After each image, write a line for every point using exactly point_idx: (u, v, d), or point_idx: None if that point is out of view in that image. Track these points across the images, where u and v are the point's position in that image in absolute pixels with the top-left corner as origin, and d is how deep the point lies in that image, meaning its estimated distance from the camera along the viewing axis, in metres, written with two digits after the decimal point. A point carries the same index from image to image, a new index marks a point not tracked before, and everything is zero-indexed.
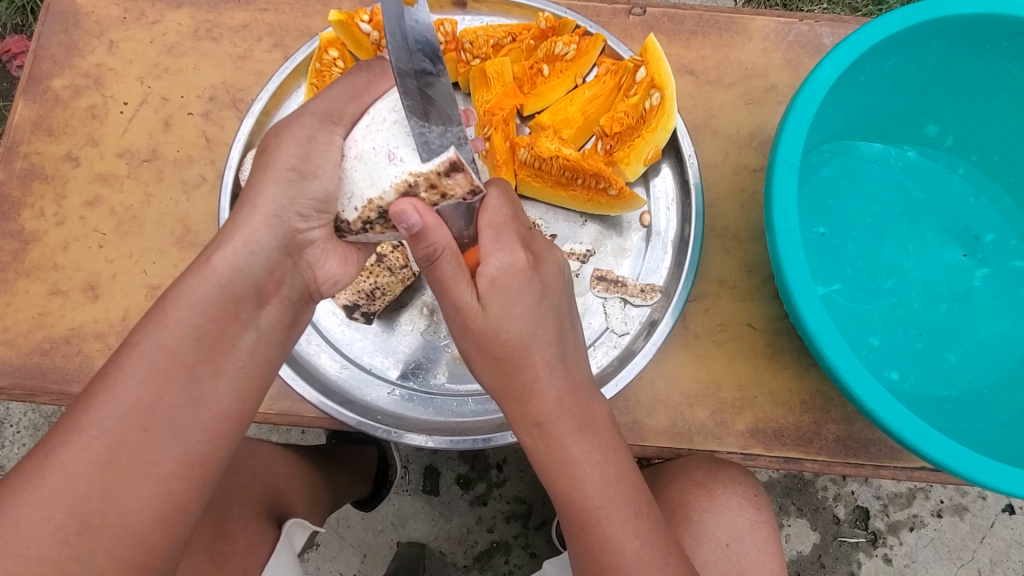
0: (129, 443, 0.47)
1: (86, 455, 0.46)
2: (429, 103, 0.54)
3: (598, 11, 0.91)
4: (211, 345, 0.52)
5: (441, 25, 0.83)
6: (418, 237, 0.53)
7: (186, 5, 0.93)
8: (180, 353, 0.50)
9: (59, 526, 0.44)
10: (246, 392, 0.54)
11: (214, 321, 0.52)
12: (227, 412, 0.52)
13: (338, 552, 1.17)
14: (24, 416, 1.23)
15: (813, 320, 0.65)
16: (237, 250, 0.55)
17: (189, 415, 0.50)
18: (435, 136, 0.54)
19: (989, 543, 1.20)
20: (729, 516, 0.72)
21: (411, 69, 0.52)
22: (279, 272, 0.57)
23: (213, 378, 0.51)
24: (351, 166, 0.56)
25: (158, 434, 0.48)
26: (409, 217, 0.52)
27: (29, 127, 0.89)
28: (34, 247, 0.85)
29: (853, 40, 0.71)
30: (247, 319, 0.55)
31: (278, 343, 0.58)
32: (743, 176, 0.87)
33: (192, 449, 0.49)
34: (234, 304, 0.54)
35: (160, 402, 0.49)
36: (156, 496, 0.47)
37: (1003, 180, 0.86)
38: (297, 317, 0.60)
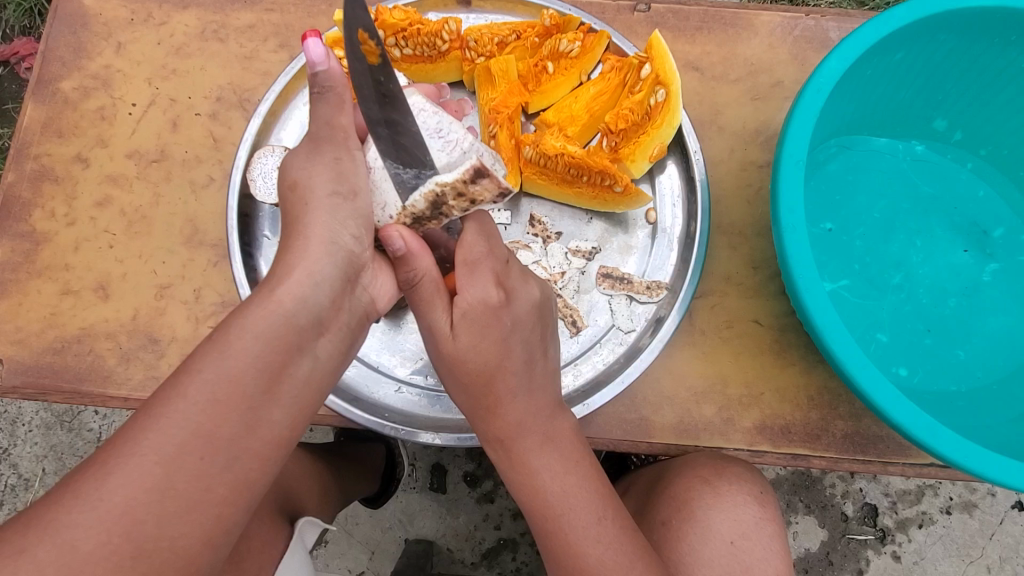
0: (186, 468, 0.44)
1: (142, 479, 0.42)
2: (401, 150, 0.57)
3: (602, 7, 0.91)
4: (266, 369, 0.48)
5: (446, 23, 0.81)
6: (401, 259, 0.56)
7: (192, 6, 0.93)
8: (244, 385, 0.47)
9: (115, 551, 0.41)
10: (297, 418, 0.51)
11: (274, 348, 0.49)
12: (279, 438, 0.49)
13: (347, 549, 1.18)
14: (36, 416, 1.25)
15: (822, 316, 0.65)
16: (296, 278, 0.53)
17: (245, 442, 0.47)
18: (412, 176, 0.58)
19: (998, 540, 1.19)
20: (735, 513, 0.72)
21: (381, 120, 0.55)
22: (337, 302, 0.55)
23: (269, 407, 0.49)
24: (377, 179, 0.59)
25: (215, 461, 0.45)
26: (394, 241, 0.55)
27: (38, 128, 0.90)
28: (45, 247, 0.86)
29: (860, 34, 0.70)
30: (305, 347, 0.52)
31: (331, 371, 0.55)
32: (748, 172, 0.86)
33: (245, 475, 0.46)
34: (297, 337, 0.51)
35: (220, 432, 0.45)
36: (206, 521, 0.44)
37: (1013, 173, 0.86)
38: (352, 344, 0.58)
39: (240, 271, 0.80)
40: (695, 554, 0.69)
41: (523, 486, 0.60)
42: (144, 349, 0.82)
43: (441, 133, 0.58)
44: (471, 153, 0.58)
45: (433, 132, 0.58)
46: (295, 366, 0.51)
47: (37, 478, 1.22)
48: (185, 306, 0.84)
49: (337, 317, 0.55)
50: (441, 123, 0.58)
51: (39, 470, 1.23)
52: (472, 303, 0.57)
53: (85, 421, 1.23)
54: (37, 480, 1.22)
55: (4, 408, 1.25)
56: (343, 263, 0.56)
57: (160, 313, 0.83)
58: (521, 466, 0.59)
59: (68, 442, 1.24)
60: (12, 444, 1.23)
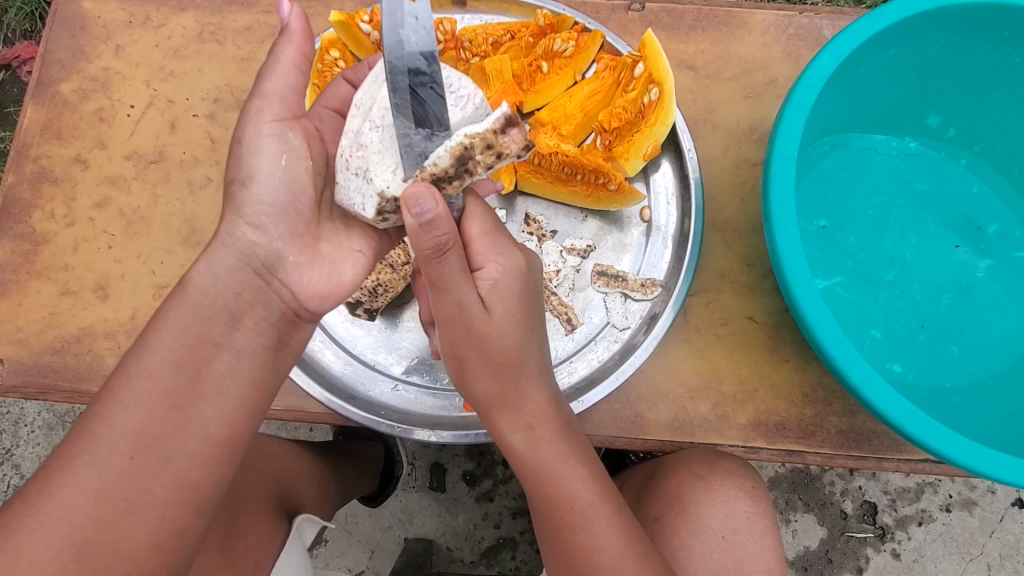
0: (117, 470, 0.48)
1: (81, 482, 0.47)
2: (420, 104, 0.54)
3: (597, 7, 0.92)
4: (183, 366, 0.52)
5: (441, 23, 0.82)
6: (428, 228, 0.51)
7: (190, 9, 0.94)
8: (161, 382, 0.51)
9: (57, 554, 0.46)
10: (237, 418, 0.54)
11: (186, 345, 0.53)
12: (216, 436, 0.52)
13: (346, 548, 1.18)
14: (38, 416, 1.25)
15: (813, 312, 0.65)
16: (208, 279, 0.55)
17: (175, 441, 0.50)
18: (421, 139, 0.55)
19: (998, 537, 1.19)
20: (727, 509, 0.72)
21: (408, 68, 0.53)
22: (249, 294, 0.56)
23: (198, 404, 0.52)
24: (368, 158, 0.56)
25: (146, 461, 0.49)
26: (425, 204, 0.50)
27: (38, 130, 0.91)
28: (45, 248, 0.87)
29: (851, 31, 0.71)
30: (225, 343, 0.54)
31: (263, 366, 0.57)
32: (743, 169, 0.87)
33: (183, 476, 0.50)
34: (210, 333, 0.54)
35: (148, 431, 0.50)
36: (149, 522, 0.48)
37: (1007, 170, 0.86)
38: (284, 338, 0.59)
39: None
40: (687, 549, 0.70)
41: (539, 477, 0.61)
42: None
43: (450, 90, 0.57)
44: (484, 108, 0.58)
45: (442, 89, 0.57)
46: (218, 361, 0.54)
47: (39, 478, 1.23)
48: None
49: (254, 310, 0.56)
50: (450, 81, 0.58)
51: (42, 469, 1.23)
52: (500, 273, 0.58)
53: (86, 420, 1.24)
54: None
55: (6, 408, 1.26)
56: (245, 257, 0.57)
57: None
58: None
59: (70, 442, 1.24)
60: (15, 444, 1.24)
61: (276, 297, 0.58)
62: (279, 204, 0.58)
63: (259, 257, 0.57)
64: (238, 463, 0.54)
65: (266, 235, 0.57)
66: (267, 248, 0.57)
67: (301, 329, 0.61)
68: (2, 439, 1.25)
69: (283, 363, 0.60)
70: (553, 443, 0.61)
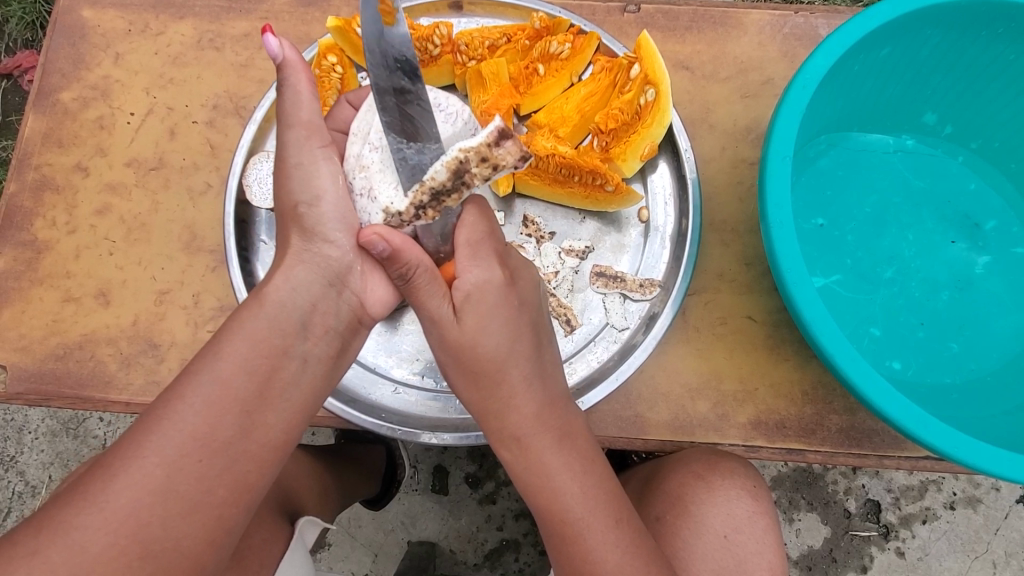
0: (186, 470, 0.49)
1: (147, 482, 0.48)
2: (410, 121, 0.56)
3: (592, 9, 0.92)
4: (255, 373, 0.54)
5: (437, 28, 0.83)
6: (389, 259, 0.55)
7: (188, 16, 0.95)
8: (235, 388, 0.52)
9: (122, 551, 0.46)
10: (291, 422, 0.56)
11: (261, 352, 0.54)
12: (273, 441, 0.54)
13: (350, 551, 1.18)
14: (42, 423, 1.26)
15: (810, 309, 0.66)
16: (281, 288, 0.57)
17: (241, 445, 0.52)
18: (414, 152, 0.57)
19: (1003, 535, 1.19)
20: (728, 508, 0.72)
21: (392, 87, 0.55)
22: (322, 306, 0.59)
23: (263, 410, 0.53)
24: (369, 177, 0.59)
25: (213, 464, 0.50)
26: (378, 244, 0.53)
27: (39, 139, 0.91)
28: (47, 255, 0.87)
29: (845, 30, 0.71)
30: (292, 352, 0.56)
31: (323, 374, 0.59)
32: (740, 169, 0.87)
33: (242, 477, 0.51)
34: (281, 341, 0.56)
35: (217, 436, 0.50)
36: (207, 520, 0.49)
37: (1004, 166, 0.86)
38: (345, 345, 0.61)
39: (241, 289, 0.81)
40: (689, 549, 0.70)
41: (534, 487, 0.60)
42: (144, 354, 0.83)
43: (440, 106, 0.63)
44: (469, 124, 0.63)
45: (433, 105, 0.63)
46: (285, 370, 0.56)
47: (44, 485, 1.23)
48: (185, 311, 0.85)
49: (324, 320, 0.59)
50: (439, 102, 0.63)
51: (46, 477, 1.24)
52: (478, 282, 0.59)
53: (90, 427, 1.24)
54: (43, 486, 1.24)
55: (10, 416, 1.26)
56: (321, 269, 0.59)
57: (160, 319, 0.85)
58: (520, 467, 0.60)
59: (74, 449, 1.25)
60: (19, 452, 1.25)
61: (345, 306, 0.61)
62: (348, 219, 0.60)
63: (333, 268, 0.60)
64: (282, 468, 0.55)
65: (340, 247, 0.60)
66: (341, 260, 0.60)
67: (359, 337, 0.64)
68: (7, 446, 1.25)
69: (339, 371, 0.62)
70: (566, 444, 0.60)
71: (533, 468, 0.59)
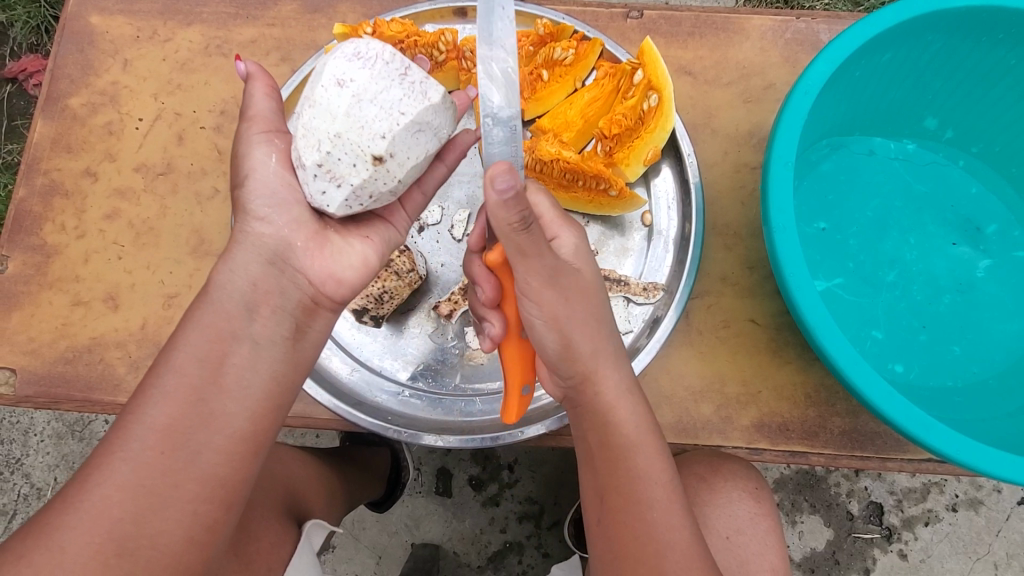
0: (151, 466, 0.50)
1: (115, 479, 0.49)
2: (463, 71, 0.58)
3: (595, 15, 0.93)
4: (206, 360, 0.55)
5: (442, 34, 0.83)
6: (512, 204, 0.50)
7: (196, 23, 0.96)
8: (189, 376, 0.54)
9: (98, 549, 0.48)
10: (256, 411, 0.56)
11: (211, 339, 0.56)
12: (243, 432, 0.55)
13: (354, 553, 1.19)
14: (47, 425, 1.27)
15: (812, 313, 0.66)
16: (225, 272, 0.59)
17: (202, 436, 0.53)
18: (458, 99, 0.57)
19: (1005, 536, 1.19)
20: (730, 509, 0.73)
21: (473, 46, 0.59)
22: (264, 284, 0.59)
23: (221, 399, 0.54)
24: (298, 146, 0.61)
25: (176, 456, 0.51)
26: (504, 180, 0.49)
27: (48, 144, 0.92)
28: (56, 260, 0.88)
29: (848, 35, 0.72)
30: (241, 334, 0.57)
31: (280, 358, 0.59)
32: (742, 174, 0.88)
33: (211, 471, 0.52)
34: (230, 325, 0.57)
35: (176, 426, 0.52)
36: (181, 516, 0.51)
37: (1006, 171, 0.87)
38: (300, 327, 0.61)
39: None
40: None
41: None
42: (152, 357, 0.84)
43: (359, 55, 0.60)
44: (392, 62, 0.60)
45: (351, 56, 0.60)
46: (237, 353, 0.56)
47: (50, 487, 1.24)
48: None
49: (268, 299, 0.59)
50: (357, 48, 0.61)
51: (52, 479, 1.25)
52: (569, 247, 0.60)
53: (96, 430, 1.25)
54: (49, 488, 1.24)
55: (15, 418, 1.27)
56: (258, 249, 0.60)
57: (168, 322, 0.85)
58: None
59: (80, 451, 1.25)
60: (25, 454, 1.26)
61: (291, 285, 0.61)
62: (278, 194, 0.61)
63: (270, 245, 0.61)
64: (263, 456, 0.57)
65: (273, 223, 0.61)
66: (275, 237, 0.61)
67: (320, 319, 0.63)
68: (13, 449, 1.26)
69: (301, 353, 0.62)
70: None
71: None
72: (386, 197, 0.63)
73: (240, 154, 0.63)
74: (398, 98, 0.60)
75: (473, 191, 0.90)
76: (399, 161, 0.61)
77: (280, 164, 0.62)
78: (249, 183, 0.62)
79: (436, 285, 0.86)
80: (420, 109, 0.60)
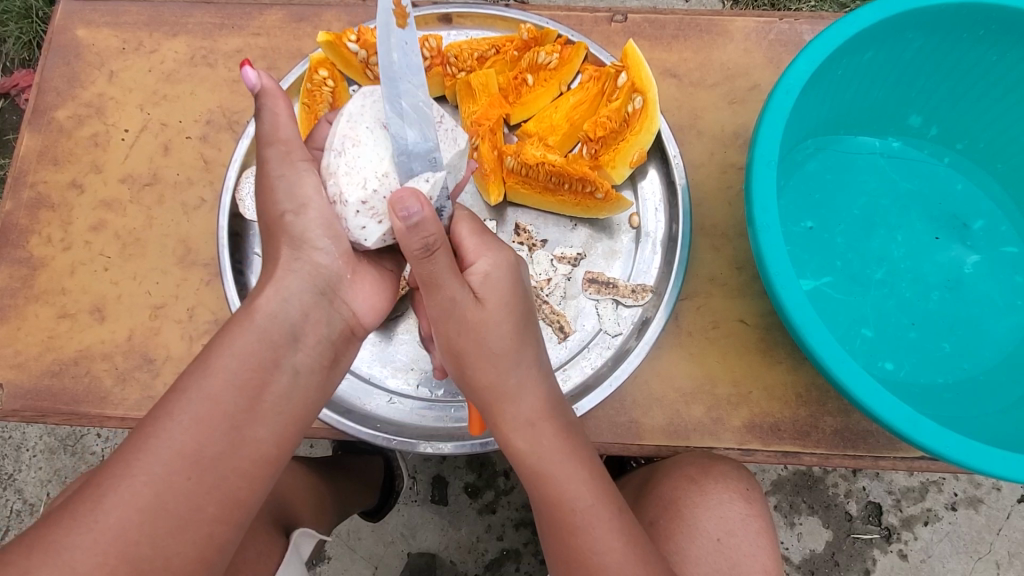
0: (176, 488, 0.50)
1: (136, 501, 0.48)
2: (400, 119, 0.58)
3: (580, 20, 0.94)
4: (245, 386, 0.55)
5: (426, 40, 0.85)
6: (416, 229, 0.53)
7: (182, 33, 0.96)
8: (225, 403, 0.53)
9: (112, 571, 0.47)
10: (282, 436, 0.57)
11: (250, 365, 0.55)
12: (264, 455, 0.55)
13: (349, 564, 1.18)
14: (39, 440, 1.26)
15: (798, 311, 0.66)
16: (273, 299, 0.59)
17: (231, 461, 0.53)
18: (410, 152, 0.59)
19: (1006, 535, 1.18)
20: (720, 512, 0.72)
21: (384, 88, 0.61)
22: (314, 315, 0.61)
23: (253, 425, 0.54)
24: (339, 183, 0.61)
25: (203, 480, 0.51)
26: (410, 204, 0.52)
27: (35, 157, 0.92)
28: (42, 272, 0.88)
29: (828, 34, 0.72)
30: (283, 363, 0.58)
31: (313, 386, 0.60)
32: (729, 174, 0.88)
33: (219, 485, 0.52)
34: (272, 352, 0.57)
35: (206, 451, 0.51)
36: (197, 538, 0.50)
37: (991, 167, 0.87)
38: (336, 356, 0.63)
39: (235, 298, 0.81)
40: (683, 553, 0.70)
41: (538, 482, 0.60)
42: (140, 369, 0.84)
43: None
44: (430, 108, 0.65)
45: None
46: (275, 382, 0.57)
47: (41, 502, 1.23)
48: (180, 325, 0.85)
49: (317, 330, 0.61)
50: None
51: (44, 493, 1.24)
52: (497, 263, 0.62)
53: (87, 443, 1.24)
54: (41, 503, 1.23)
55: (7, 433, 1.26)
56: (313, 277, 0.61)
57: (154, 333, 0.85)
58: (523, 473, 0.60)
59: (72, 465, 1.25)
60: (16, 469, 1.25)
61: (337, 315, 0.63)
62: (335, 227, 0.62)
63: (325, 279, 0.62)
64: (276, 476, 0.57)
65: (330, 255, 0.62)
66: (330, 270, 0.62)
67: (351, 347, 0.66)
68: (4, 464, 1.25)
69: (329, 382, 0.63)
70: (569, 441, 0.60)
71: (544, 465, 0.59)
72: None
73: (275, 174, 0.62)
74: (436, 142, 0.64)
75: None
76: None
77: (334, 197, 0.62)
78: (305, 214, 0.61)
79: None
80: (454, 154, 0.65)
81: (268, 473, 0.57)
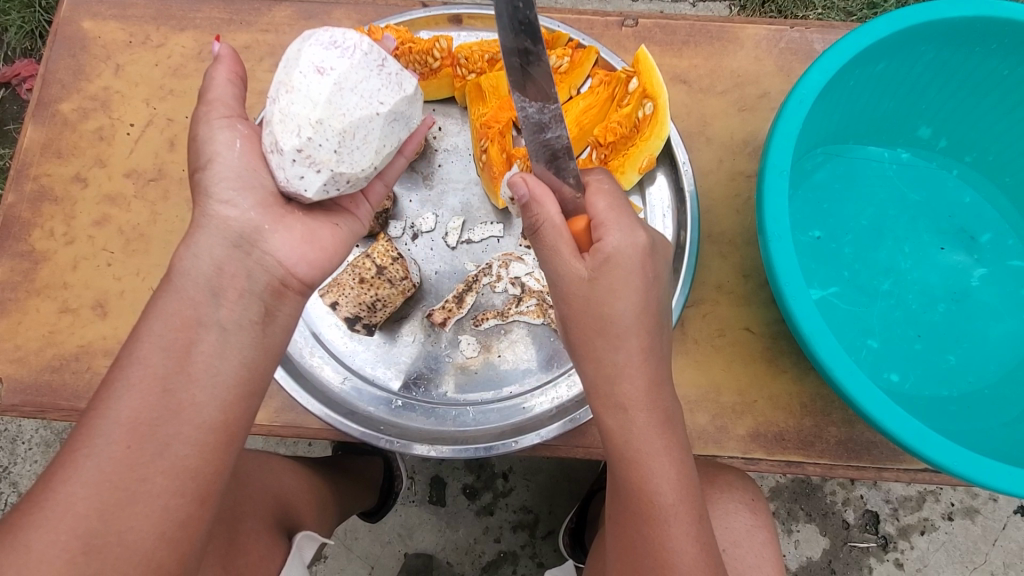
0: (117, 459, 0.49)
1: (81, 475, 0.48)
2: (531, 81, 0.59)
3: (591, 23, 0.93)
4: (172, 350, 0.53)
5: (437, 41, 0.84)
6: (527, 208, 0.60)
7: (189, 28, 0.95)
8: (154, 367, 0.52)
9: (65, 546, 0.47)
10: (229, 402, 0.55)
11: (173, 327, 0.54)
12: (208, 420, 0.53)
13: (346, 564, 1.17)
14: (35, 433, 1.25)
15: (808, 322, 0.66)
16: (188, 258, 0.57)
17: (173, 427, 0.51)
18: (537, 111, 0.60)
19: (1001, 545, 1.19)
20: (727, 521, 0.73)
21: (517, 49, 0.58)
22: (230, 268, 0.57)
23: (189, 389, 0.53)
24: (272, 131, 0.59)
25: (144, 449, 0.50)
26: (520, 187, 0.59)
27: (38, 150, 0.91)
28: (44, 266, 0.87)
29: (842, 45, 0.72)
30: (207, 321, 0.55)
31: (253, 344, 0.57)
32: (737, 182, 0.88)
33: (182, 463, 0.51)
34: (195, 312, 0.55)
35: (143, 418, 0.51)
36: (153, 512, 0.49)
37: (999, 180, 0.87)
38: (270, 311, 0.59)
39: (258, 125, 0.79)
40: None
41: None
42: None
43: (336, 43, 0.61)
44: (369, 53, 0.61)
45: (327, 44, 0.60)
46: (202, 341, 0.54)
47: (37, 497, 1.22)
48: None
49: (234, 283, 0.57)
50: (334, 37, 0.61)
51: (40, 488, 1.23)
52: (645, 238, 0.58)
53: None
54: None
55: (4, 426, 1.25)
56: (222, 232, 0.58)
57: None
58: None
59: None
60: (12, 462, 1.24)
61: (258, 268, 0.58)
62: (244, 177, 0.59)
63: (235, 229, 0.58)
64: (236, 447, 0.55)
65: (237, 207, 0.58)
66: (241, 220, 0.58)
67: (288, 302, 0.61)
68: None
69: (272, 339, 0.59)
70: None
71: None
72: (360, 183, 0.64)
73: (199, 137, 0.60)
74: (377, 88, 0.61)
75: (467, 199, 0.88)
76: (357, 149, 0.61)
77: (244, 149, 0.60)
78: (210, 168, 0.59)
79: (432, 292, 0.86)
80: (397, 100, 0.62)
81: (235, 454, 0.55)
